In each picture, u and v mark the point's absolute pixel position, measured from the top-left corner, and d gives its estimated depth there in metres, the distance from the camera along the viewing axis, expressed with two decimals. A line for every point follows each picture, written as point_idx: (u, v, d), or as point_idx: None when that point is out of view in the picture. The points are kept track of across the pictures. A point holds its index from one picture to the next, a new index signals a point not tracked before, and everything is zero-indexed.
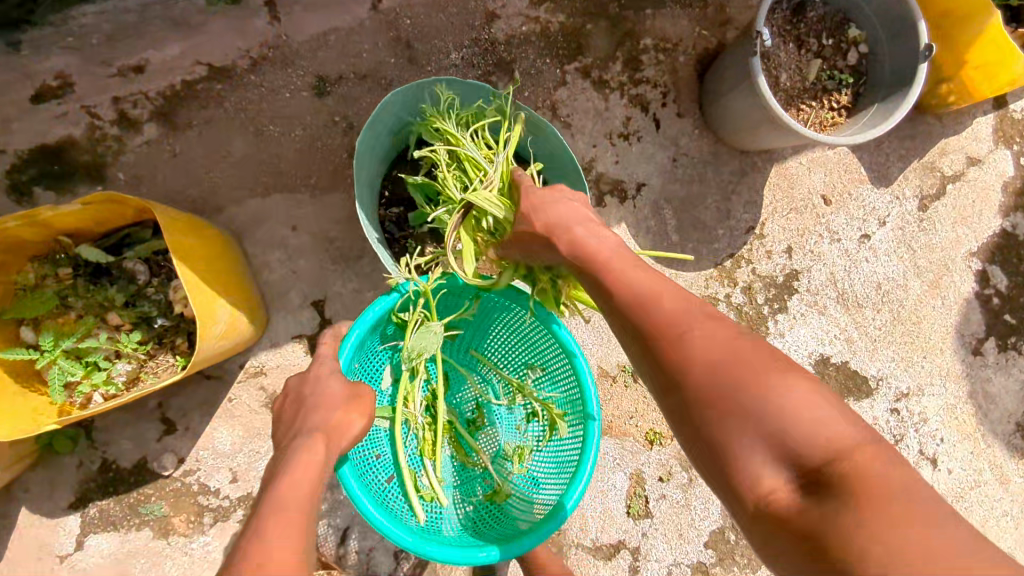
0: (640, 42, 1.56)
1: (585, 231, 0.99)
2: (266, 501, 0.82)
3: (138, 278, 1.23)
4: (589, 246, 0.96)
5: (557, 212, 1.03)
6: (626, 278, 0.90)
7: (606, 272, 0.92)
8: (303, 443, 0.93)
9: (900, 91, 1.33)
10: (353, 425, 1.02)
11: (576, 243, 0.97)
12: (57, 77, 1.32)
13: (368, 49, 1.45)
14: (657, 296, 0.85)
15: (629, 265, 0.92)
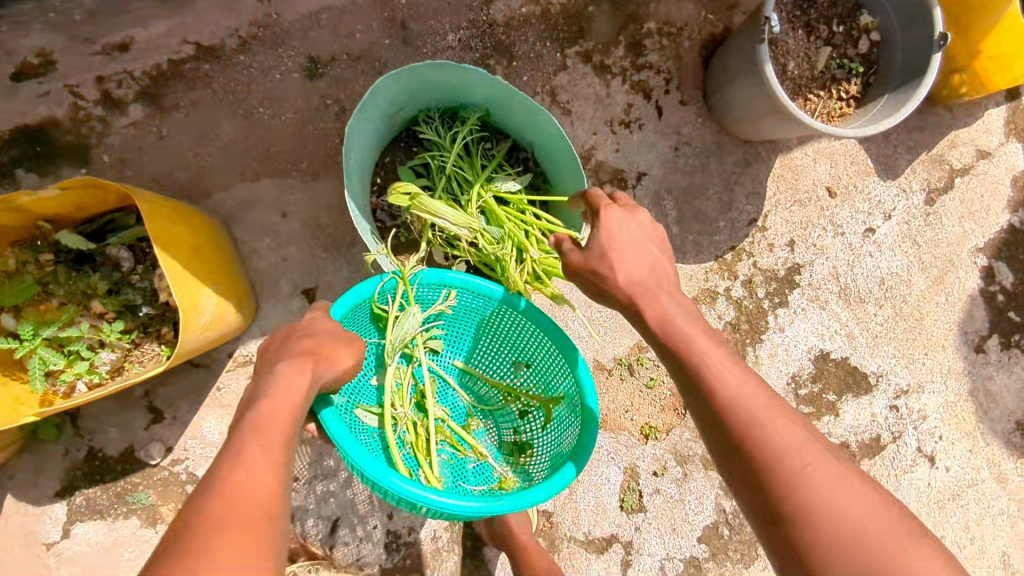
0: (643, 25, 1.51)
1: (675, 304, 0.96)
2: (250, 422, 0.83)
3: (122, 265, 1.19)
4: (680, 326, 0.93)
5: (643, 278, 0.98)
6: (722, 372, 0.87)
7: (701, 362, 0.89)
8: (289, 367, 0.91)
9: (913, 82, 1.28)
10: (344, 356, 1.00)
11: (668, 321, 0.94)
12: (38, 55, 1.28)
13: (361, 29, 1.40)
14: (756, 406, 0.84)
15: (722, 353, 0.91)
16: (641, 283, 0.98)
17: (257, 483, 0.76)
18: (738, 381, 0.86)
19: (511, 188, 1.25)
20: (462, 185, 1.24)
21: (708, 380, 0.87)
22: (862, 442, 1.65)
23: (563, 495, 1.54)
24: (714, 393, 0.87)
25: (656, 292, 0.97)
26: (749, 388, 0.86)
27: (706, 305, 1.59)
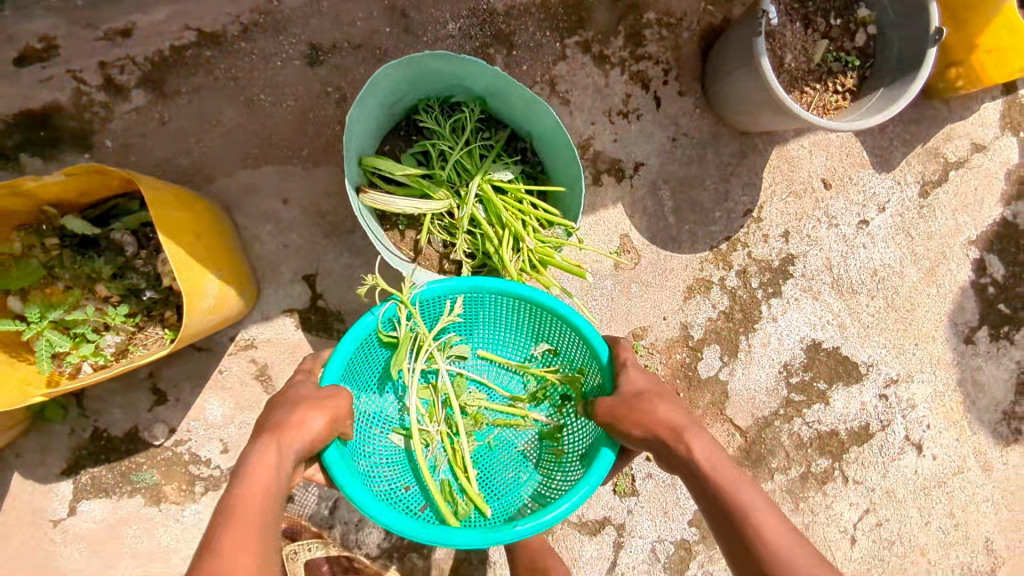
0: (643, 16, 1.52)
1: (716, 446, 0.98)
2: (220, 512, 0.82)
3: (126, 250, 1.21)
4: (721, 465, 0.95)
5: (681, 421, 1.02)
6: (763, 519, 0.87)
7: (744, 504, 0.89)
8: (258, 450, 0.91)
9: (908, 77, 1.30)
10: (318, 419, 0.98)
11: (712, 458, 0.96)
12: (42, 40, 1.30)
13: (362, 17, 1.40)
14: (800, 557, 0.83)
15: (762, 500, 0.90)
16: (680, 425, 1.01)
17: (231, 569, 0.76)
18: (779, 528, 0.86)
19: (506, 178, 1.26)
20: (461, 174, 1.26)
21: (750, 526, 0.86)
22: (851, 430, 1.69)
23: None
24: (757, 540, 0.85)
25: (697, 434, 1.00)
26: (789, 536, 0.86)
27: (701, 294, 1.61)
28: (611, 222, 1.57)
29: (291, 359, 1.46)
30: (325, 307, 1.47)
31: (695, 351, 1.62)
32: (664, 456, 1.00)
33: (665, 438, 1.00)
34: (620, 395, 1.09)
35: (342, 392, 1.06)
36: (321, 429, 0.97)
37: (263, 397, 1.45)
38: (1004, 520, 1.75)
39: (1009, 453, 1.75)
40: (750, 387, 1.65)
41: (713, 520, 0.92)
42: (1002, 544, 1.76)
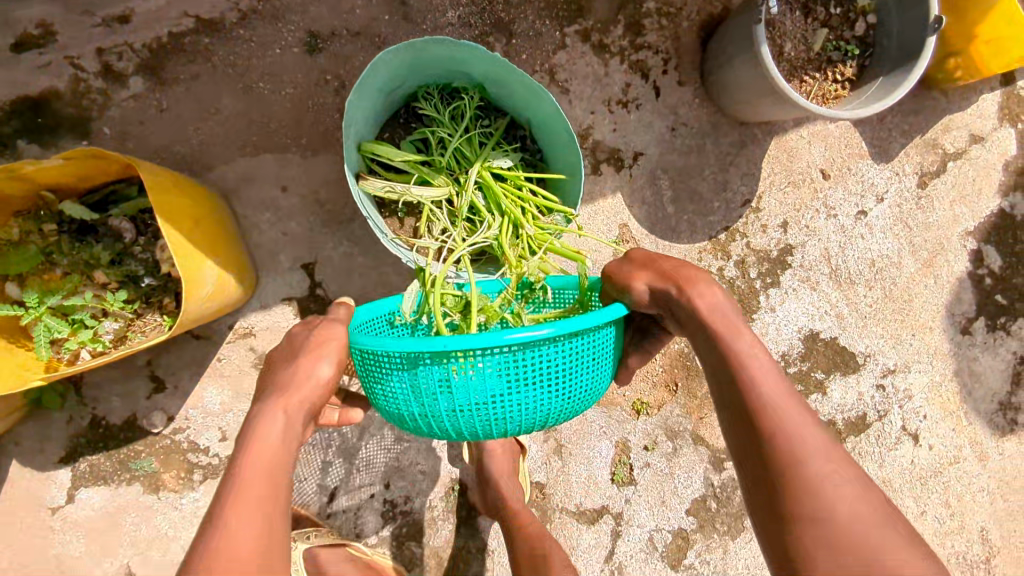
0: (643, 5, 1.51)
1: (725, 299, 0.98)
2: (227, 484, 0.82)
3: (124, 237, 1.20)
4: (728, 323, 0.95)
5: (688, 273, 1.01)
6: (760, 376, 0.90)
7: (744, 363, 0.91)
8: (263, 418, 0.90)
9: (907, 66, 1.30)
10: (322, 370, 0.98)
11: (718, 315, 0.96)
12: (39, 26, 1.30)
13: (361, 4, 1.40)
14: (789, 417, 0.87)
15: (761, 356, 0.93)
16: (690, 279, 0.99)
17: (240, 543, 0.76)
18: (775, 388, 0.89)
19: (507, 165, 1.26)
20: (460, 162, 1.26)
21: (748, 385, 0.90)
22: (848, 420, 1.70)
23: (556, 467, 1.58)
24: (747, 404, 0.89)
25: (708, 289, 0.99)
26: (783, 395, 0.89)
27: None
28: (610, 212, 1.57)
29: None
30: (324, 295, 1.47)
31: None
32: (668, 306, 1.01)
33: (672, 291, 0.99)
34: (628, 259, 1.08)
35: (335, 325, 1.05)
36: (327, 379, 0.97)
37: None
38: (999, 510, 1.76)
39: (1004, 443, 1.76)
40: None
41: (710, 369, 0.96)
42: (997, 534, 1.77)
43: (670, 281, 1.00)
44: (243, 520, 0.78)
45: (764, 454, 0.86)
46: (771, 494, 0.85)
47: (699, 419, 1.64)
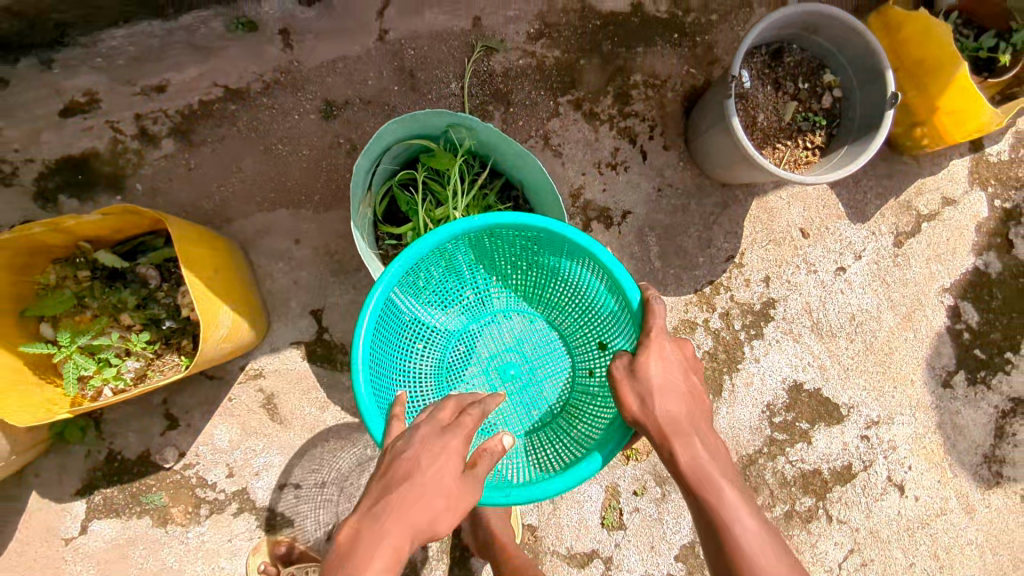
0: (630, 77, 1.66)
1: (704, 447, 1.09)
2: None
3: (149, 282, 1.32)
4: (706, 466, 1.06)
5: (678, 423, 1.10)
6: (737, 517, 1.01)
7: (725, 505, 1.02)
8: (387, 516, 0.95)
9: (869, 135, 1.41)
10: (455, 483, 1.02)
11: (700, 465, 1.06)
12: (85, 94, 1.47)
13: (373, 77, 1.57)
14: (764, 555, 0.97)
15: (740, 500, 1.03)
16: (674, 426, 1.10)
17: None
18: (750, 525, 1.00)
19: None
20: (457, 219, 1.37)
21: (729, 525, 1.00)
22: (833, 469, 1.74)
23: (548, 511, 1.64)
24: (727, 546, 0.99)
25: (689, 437, 1.09)
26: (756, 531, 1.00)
27: (686, 335, 1.70)
28: None
29: (297, 389, 1.54)
30: (330, 340, 1.56)
31: None
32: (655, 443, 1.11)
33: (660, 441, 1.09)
34: (634, 380, 1.14)
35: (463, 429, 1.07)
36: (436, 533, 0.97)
37: (270, 425, 1.54)
38: (989, 564, 1.77)
39: (991, 496, 1.79)
40: (734, 425, 1.71)
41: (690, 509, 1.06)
42: None
43: (658, 421, 1.11)
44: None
45: None
46: None
47: None
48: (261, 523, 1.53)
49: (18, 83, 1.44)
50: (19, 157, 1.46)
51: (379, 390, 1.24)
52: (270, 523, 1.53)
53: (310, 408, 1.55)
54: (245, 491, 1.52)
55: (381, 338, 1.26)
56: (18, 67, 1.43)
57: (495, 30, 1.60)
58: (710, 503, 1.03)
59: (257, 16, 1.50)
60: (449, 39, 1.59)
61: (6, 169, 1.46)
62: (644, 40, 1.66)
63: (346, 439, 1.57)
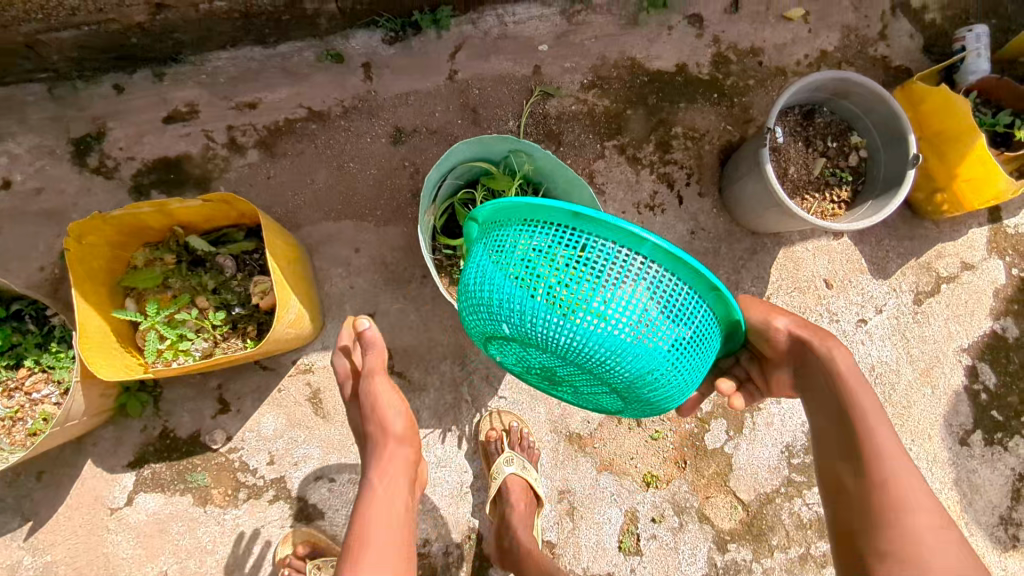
0: (672, 129, 1.82)
1: (851, 359, 1.18)
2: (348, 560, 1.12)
3: (225, 271, 1.46)
4: (849, 371, 1.16)
5: (826, 338, 1.22)
6: (879, 430, 1.10)
7: (859, 402, 1.13)
8: (372, 487, 1.23)
9: (892, 191, 1.53)
10: (395, 422, 1.30)
11: (845, 369, 1.16)
12: (187, 105, 1.66)
13: (440, 110, 1.74)
14: (887, 449, 1.08)
15: (876, 407, 1.13)
16: (829, 341, 1.21)
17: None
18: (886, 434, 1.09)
19: None
20: None
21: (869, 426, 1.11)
22: None
23: (567, 529, 1.69)
24: (861, 443, 1.10)
25: (838, 349, 1.19)
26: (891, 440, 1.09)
27: None
28: None
29: (343, 386, 1.65)
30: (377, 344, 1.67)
31: (703, 422, 1.75)
32: (807, 363, 1.23)
33: (808, 348, 1.22)
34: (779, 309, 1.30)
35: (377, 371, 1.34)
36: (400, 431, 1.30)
37: (313, 418, 1.63)
38: None
39: (1007, 558, 1.81)
40: (754, 462, 1.76)
41: (827, 412, 1.18)
42: None
43: (810, 338, 1.22)
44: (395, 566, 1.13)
45: (860, 490, 1.07)
46: (858, 509, 1.06)
47: (704, 498, 1.73)
48: (293, 512, 1.60)
49: (133, 91, 1.64)
50: (122, 154, 1.64)
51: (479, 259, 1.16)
52: (303, 512, 1.61)
53: None
54: (283, 480, 1.61)
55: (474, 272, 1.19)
56: (134, 77, 1.63)
57: (553, 78, 1.78)
58: (851, 407, 1.13)
59: (344, 50, 1.70)
60: (511, 82, 1.77)
61: (108, 164, 1.63)
62: (686, 97, 1.82)
63: None
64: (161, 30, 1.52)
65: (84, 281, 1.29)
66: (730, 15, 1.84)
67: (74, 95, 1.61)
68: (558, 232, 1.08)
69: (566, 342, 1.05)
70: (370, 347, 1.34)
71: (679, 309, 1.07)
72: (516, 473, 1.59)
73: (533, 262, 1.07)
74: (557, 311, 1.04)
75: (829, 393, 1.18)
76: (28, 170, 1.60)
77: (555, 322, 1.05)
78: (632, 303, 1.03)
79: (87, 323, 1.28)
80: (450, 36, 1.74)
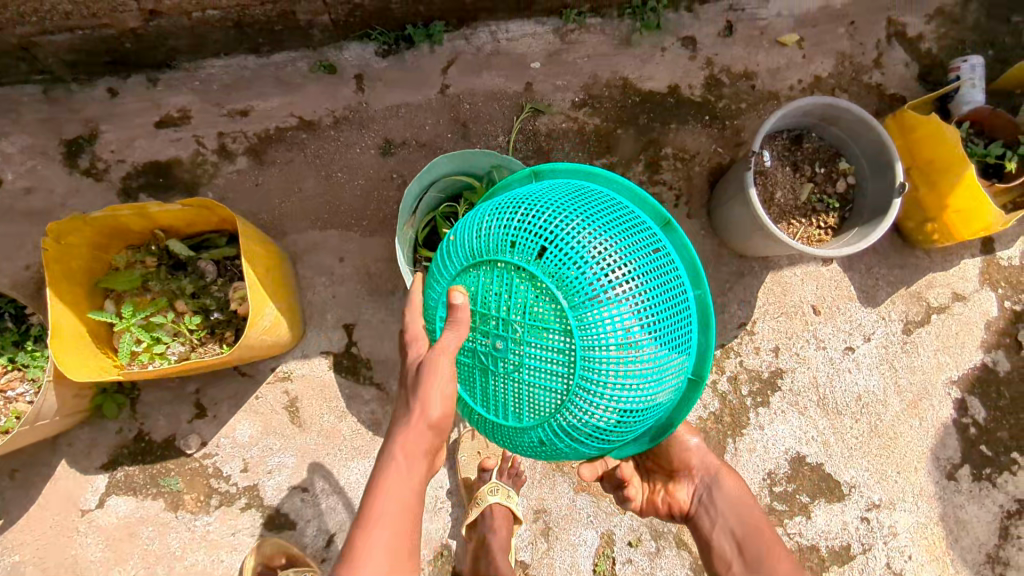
0: (661, 149, 1.82)
1: (744, 491, 1.40)
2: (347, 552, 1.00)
3: (206, 276, 1.46)
4: (743, 499, 1.38)
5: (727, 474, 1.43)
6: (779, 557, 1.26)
7: (761, 532, 1.31)
8: (384, 470, 1.07)
9: (877, 219, 1.52)
10: (436, 406, 1.07)
11: (741, 499, 1.38)
12: (180, 110, 1.67)
13: (430, 123, 1.75)
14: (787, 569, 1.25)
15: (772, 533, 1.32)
16: (727, 473, 1.43)
17: None
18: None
19: None
20: None
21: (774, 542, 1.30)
22: (831, 548, 1.75)
23: (542, 550, 1.66)
24: (771, 559, 1.26)
25: (734, 479, 1.42)
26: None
27: None
28: None
29: (321, 395, 1.64)
30: (357, 354, 1.67)
31: None
32: (711, 496, 1.39)
33: (714, 483, 1.41)
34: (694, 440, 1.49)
35: (421, 337, 1.19)
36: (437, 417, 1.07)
37: (289, 427, 1.62)
38: None
39: None
40: None
41: (735, 526, 1.34)
42: None
43: (716, 475, 1.42)
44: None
45: None
46: None
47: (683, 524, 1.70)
48: (264, 521, 1.59)
49: (126, 95, 1.65)
50: (113, 157, 1.65)
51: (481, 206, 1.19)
52: (274, 521, 1.59)
53: (329, 415, 1.64)
54: (256, 488, 1.60)
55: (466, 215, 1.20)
56: (128, 82, 1.65)
57: (544, 96, 1.79)
58: (755, 522, 1.33)
59: (338, 61, 1.71)
60: (503, 98, 1.78)
61: (99, 166, 1.65)
62: (677, 119, 1.82)
63: (357, 450, 1.64)
64: (155, 35, 1.54)
65: (61, 281, 1.30)
66: (724, 39, 1.85)
67: (68, 97, 1.63)
68: (567, 193, 1.15)
69: (537, 228, 1.06)
70: (450, 324, 1.05)
71: (655, 301, 1.06)
72: (500, 502, 1.56)
73: (529, 197, 1.13)
74: (546, 215, 1.07)
75: (739, 508, 1.36)
76: (20, 169, 1.62)
77: (542, 218, 1.07)
78: (617, 253, 1.05)
79: (61, 323, 1.29)
80: (443, 51, 1.75)
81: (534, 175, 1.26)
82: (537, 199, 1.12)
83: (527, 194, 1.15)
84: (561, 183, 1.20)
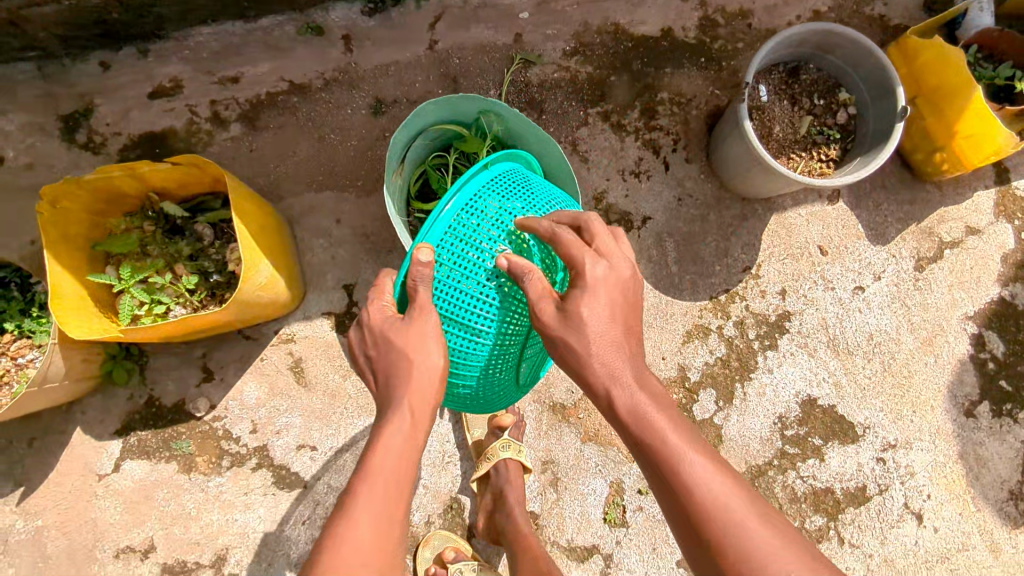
0: (657, 94, 1.78)
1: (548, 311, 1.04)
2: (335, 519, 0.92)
3: (204, 239, 1.48)
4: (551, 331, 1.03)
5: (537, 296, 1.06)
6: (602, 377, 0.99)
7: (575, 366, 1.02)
8: (390, 422, 1.01)
9: (880, 145, 1.47)
10: (434, 355, 1.06)
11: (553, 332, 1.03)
12: (171, 80, 1.68)
13: (421, 80, 1.74)
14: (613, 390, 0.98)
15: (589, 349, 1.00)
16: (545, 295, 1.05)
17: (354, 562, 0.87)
18: (649, 389, 0.99)
19: None
20: None
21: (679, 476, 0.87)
22: (847, 490, 1.72)
23: (551, 500, 1.66)
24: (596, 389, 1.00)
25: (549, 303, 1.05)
26: (695, 447, 0.91)
27: (699, 340, 1.74)
28: None
29: (324, 354, 1.65)
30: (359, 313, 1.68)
31: (691, 393, 1.73)
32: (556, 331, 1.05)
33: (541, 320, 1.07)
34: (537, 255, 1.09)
35: (430, 307, 1.09)
36: (439, 366, 1.05)
37: (295, 387, 1.64)
38: None
39: (1017, 536, 1.73)
40: (743, 434, 1.73)
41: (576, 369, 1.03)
42: None
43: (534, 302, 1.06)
44: (369, 541, 0.89)
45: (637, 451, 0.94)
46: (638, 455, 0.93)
47: None
48: (275, 479, 1.62)
49: (118, 67, 1.67)
50: (110, 130, 1.67)
51: (472, 218, 1.18)
52: (284, 479, 1.62)
53: (333, 374, 1.66)
54: (265, 448, 1.62)
55: (470, 235, 1.17)
56: (120, 54, 1.66)
57: (534, 46, 1.76)
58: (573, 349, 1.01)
59: (324, 22, 1.69)
60: (492, 51, 1.75)
61: (97, 139, 1.67)
62: (672, 62, 1.78)
63: (365, 408, 1.66)
64: (140, 4, 1.53)
65: (57, 244, 1.33)
66: None
67: (62, 73, 1.65)
68: (531, 185, 1.30)
69: None
70: (420, 279, 1.09)
71: None
72: (512, 457, 1.55)
73: (519, 202, 1.24)
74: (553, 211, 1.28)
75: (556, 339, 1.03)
76: (20, 146, 1.65)
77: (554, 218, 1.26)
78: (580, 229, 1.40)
79: (59, 286, 1.31)
80: (430, 6, 1.73)
81: (483, 167, 1.25)
82: (529, 198, 1.26)
83: (519, 203, 1.24)
84: (510, 167, 1.31)
